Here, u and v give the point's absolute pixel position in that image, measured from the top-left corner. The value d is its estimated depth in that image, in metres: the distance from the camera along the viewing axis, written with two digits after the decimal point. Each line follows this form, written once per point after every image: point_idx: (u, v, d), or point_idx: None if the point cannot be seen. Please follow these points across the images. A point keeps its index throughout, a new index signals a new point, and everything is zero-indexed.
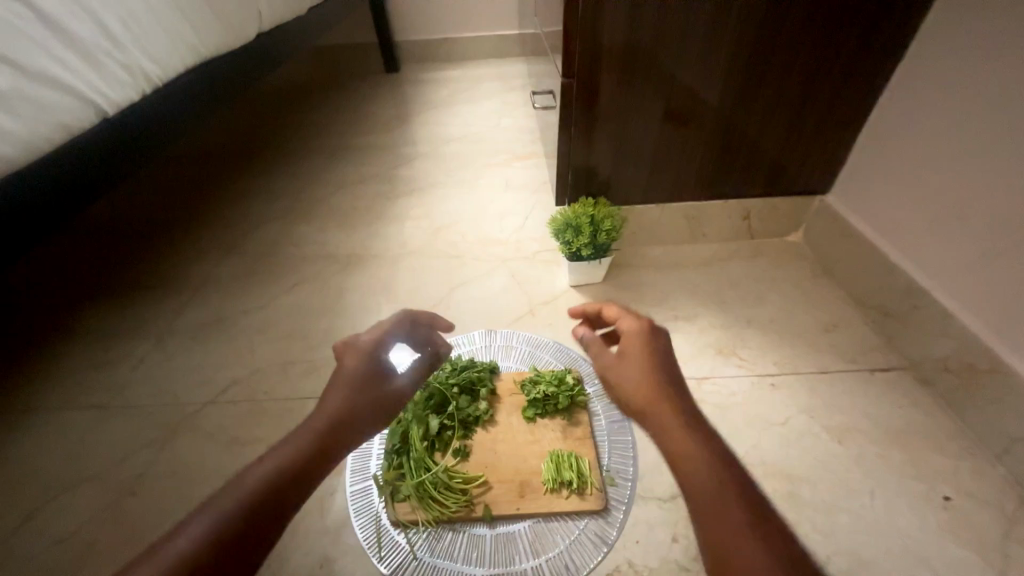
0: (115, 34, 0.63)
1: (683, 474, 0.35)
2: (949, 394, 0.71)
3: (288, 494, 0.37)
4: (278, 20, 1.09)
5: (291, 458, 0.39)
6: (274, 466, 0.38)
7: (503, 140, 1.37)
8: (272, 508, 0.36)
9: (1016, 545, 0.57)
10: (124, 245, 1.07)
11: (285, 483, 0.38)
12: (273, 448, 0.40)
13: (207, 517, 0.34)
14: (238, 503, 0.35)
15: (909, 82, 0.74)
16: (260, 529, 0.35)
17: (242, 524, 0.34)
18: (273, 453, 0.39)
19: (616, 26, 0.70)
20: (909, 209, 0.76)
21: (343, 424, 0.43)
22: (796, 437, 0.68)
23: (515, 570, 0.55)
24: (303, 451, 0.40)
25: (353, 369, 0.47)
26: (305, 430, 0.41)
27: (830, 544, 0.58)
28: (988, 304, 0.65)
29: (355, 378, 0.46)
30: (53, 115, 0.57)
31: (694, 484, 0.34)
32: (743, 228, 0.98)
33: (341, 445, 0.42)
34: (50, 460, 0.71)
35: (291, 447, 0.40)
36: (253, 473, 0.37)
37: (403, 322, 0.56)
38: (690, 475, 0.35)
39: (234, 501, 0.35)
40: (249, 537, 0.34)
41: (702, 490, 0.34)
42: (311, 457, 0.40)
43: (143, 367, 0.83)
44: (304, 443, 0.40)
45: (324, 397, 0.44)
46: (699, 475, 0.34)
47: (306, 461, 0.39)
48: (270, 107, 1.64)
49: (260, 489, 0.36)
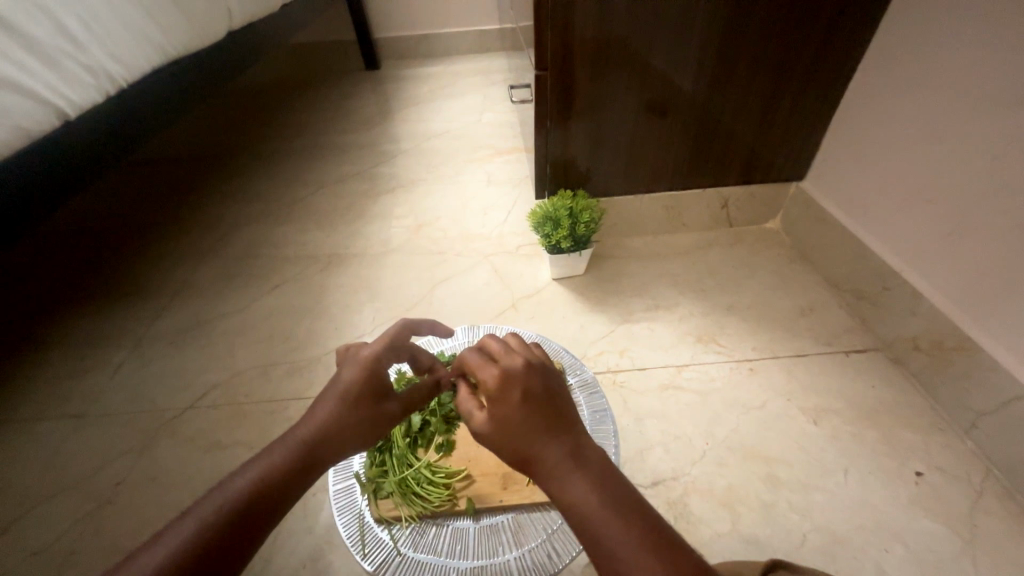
0: (75, 34, 0.62)
1: (589, 531, 0.33)
2: (921, 373, 0.72)
3: (264, 509, 0.37)
4: (251, 18, 1.07)
5: (271, 472, 0.38)
6: (253, 480, 0.38)
7: (485, 135, 1.37)
8: (247, 522, 0.36)
9: (983, 516, 0.59)
10: (98, 251, 1.06)
11: (262, 499, 0.37)
12: (259, 456, 0.40)
13: (180, 529, 0.34)
14: (211, 517, 0.35)
15: (876, 67, 0.75)
16: (231, 546, 0.34)
17: (213, 539, 0.34)
18: (257, 461, 0.39)
19: (587, 18, 0.70)
20: (880, 191, 0.77)
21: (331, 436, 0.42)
22: (773, 420, 0.69)
23: (499, 561, 0.56)
24: (284, 464, 0.39)
25: (351, 381, 0.44)
26: (289, 441, 0.41)
27: (807, 521, 0.60)
28: (955, 283, 0.67)
29: (351, 387, 0.44)
30: (12, 118, 0.55)
31: (601, 537, 0.33)
32: (722, 216, 0.99)
33: (323, 458, 0.41)
34: (27, 471, 0.69)
35: (272, 460, 0.39)
36: (231, 486, 0.37)
37: (406, 330, 0.53)
38: (597, 528, 0.33)
39: (208, 513, 0.35)
40: (219, 554, 0.34)
41: (610, 541, 0.32)
42: (294, 469, 0.39)
43: (120, 374, 0.81)
44: (287, 455, 0.40)
45: (314, 405, 0.43)
46: (604, 524, 0.33)
47: (285, 475, 0.39)
48: (247, 107, 1.62)
49: (238, 499, 0.36)
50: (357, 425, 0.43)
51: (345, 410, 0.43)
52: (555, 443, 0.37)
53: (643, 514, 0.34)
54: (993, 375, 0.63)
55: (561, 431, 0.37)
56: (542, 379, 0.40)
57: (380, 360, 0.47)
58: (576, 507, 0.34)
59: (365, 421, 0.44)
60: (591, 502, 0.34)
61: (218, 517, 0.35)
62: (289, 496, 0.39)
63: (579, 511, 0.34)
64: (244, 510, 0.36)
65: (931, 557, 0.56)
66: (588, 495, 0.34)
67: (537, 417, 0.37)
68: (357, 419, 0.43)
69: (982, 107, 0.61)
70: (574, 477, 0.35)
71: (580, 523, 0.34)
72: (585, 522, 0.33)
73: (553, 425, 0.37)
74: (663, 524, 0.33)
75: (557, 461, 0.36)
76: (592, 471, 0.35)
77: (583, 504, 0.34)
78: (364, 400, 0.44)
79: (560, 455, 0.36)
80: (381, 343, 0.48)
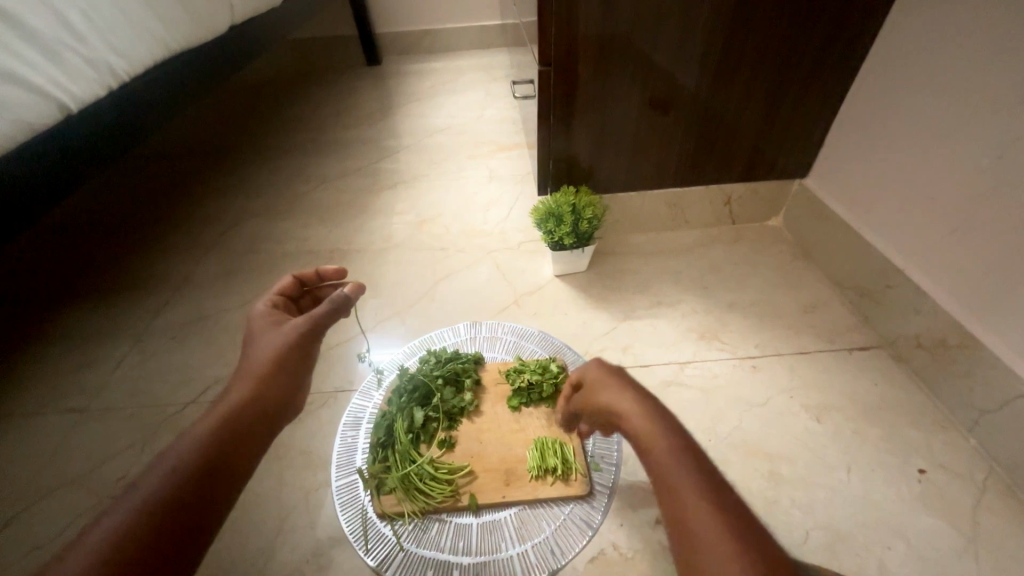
0: (75, 27, 0.61)
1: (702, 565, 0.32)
2: (922, 370, 0.72)
3: (231, 465, 0.42)
4: (252, 13, 1.07)
5: (229, 424, 0.45)
6: (207, 439, 0.42)
7: (486, 131, 1.36)
8: (218, 476, 0.41)
9: (984, 513, 0.59)
10: (100, 245, 1.05)
11: (198, 479, 0.40)
12: (180, 439, 0.42)
13: (143, 488, 0.38)
14: (152, 499, 0.38)
15: (880, 65, 0.74)
16: (179, 524, 0.37)
17: (161, 518, 0.37)
18: (180, 444, 0.42)
19: (590, 15, 0.69)
20: (884, 188, 0.77)
21: (265, 406, 0.48)
22: (776, 416, 0.69)
23: (502, 556, 0.56)
24: (233, 428, 0.45)
25: (257, 319, 0.57)
26: (228, 407, 0.46)
27: (810, 519, 0.59)
28: (960, 280, 0.66)
29: (249, 350, 0.53)
30: (15, 111, 0.55)
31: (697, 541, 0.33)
32: (724, 214, 0.99)
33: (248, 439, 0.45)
34: (29, 466, 0.69)
35: (193, 444, 0.42)
36: (183, 450, 0.41)
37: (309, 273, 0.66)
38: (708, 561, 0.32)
39: (171, 470, 0.39)
40: (171, 534, 0.37)
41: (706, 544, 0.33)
42: (220, 449, 0.43)
43: (121, 369, 0.81)
44: (208, 437, 0.43)
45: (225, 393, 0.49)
46: (704, 532, 0.33)
47: (215, 458, 0.42)
48: (249, 102, 1.61)
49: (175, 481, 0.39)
50: (274, 387, 0.50)
51: (263, 384, 0.49)
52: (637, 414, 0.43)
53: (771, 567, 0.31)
54: (996, 373, 0.63)
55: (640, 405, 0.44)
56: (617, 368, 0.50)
57: (276, 311, 0.58)
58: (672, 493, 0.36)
59: (285, 374, 0.51)
60: (699, 514, 0.34)
61: (181, 474, 0.40)
62: (225, 472, 0.42)
63: (674, 496, 0.36)
64: (188, 495, 0.39)
65: (933, 554, 0.56)
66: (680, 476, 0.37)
67: (626, 386, 0.46)
68: (283, 371, 0.51)
69: (988, 104, 0.60)
70: (664, 448, 0.39)
71: (675, 513, 0.36)
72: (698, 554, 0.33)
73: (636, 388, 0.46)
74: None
75: (647, 429, 0.41)
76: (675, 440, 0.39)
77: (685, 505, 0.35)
78: (270, 334, 0.54)
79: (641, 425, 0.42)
80: (277, 294, 0.61)
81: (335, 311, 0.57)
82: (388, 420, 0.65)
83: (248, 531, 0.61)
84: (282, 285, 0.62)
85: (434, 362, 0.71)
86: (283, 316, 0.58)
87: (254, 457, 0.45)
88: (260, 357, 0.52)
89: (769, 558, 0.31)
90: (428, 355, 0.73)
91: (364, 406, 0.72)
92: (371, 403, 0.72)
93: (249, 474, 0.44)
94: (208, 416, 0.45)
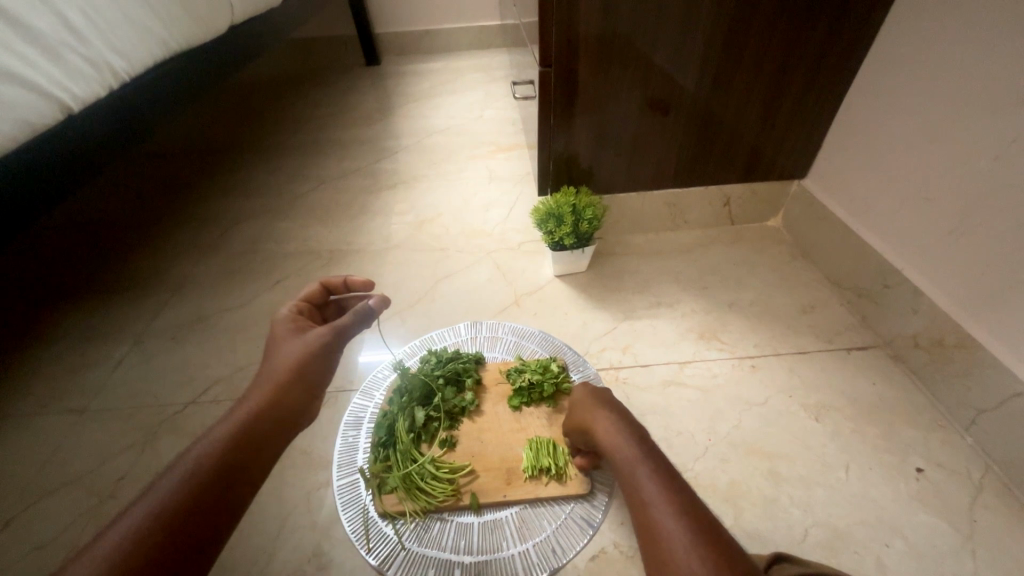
0: (75, 26, 0.61)
1: (653, 533, 0.39)
2: (920, 369, 0.73)
3: (248, 470, 0.44)
4: (253, 13, 1.07)
5: (243, 427, 0.46)
6: (223, 442, 0.44)
7: (486, 133, 1.36)
8: (235, 480, 0.42)
9: (982, 511, 0.60)
10: (97, 245, 1.05)
11: (211, 482, 0.41)
12: (195, 442, 0.43)
13: (161, 491, 0.39)
14: (167, 501, 0.38)
15: (879, 68, 0.75)
16: (189, 528, 0.38)
17: (175, 520, 0.38)
18: (196, 445, 0.43)
19: (592, 15, 0.69)
20: (882, 189, 0.77)
21: (279, 413, 0.49)
22: (775, 416, 0.70)
23: (504, 555, 0.56)
24: (249, 432, 0.46)
25: (281, 325, 0.57)
26: (245, 412, 0.47)
27: (809, 517, 0.60)
28: (958, 281, 0.67)
29: (270, 357, 0.53)
30: (17, 110, 0.55)
31: (666, 551, 0.37)
32: (723, 214, 0.99)
33: (260, 446, 0.46)
34: (27, 468, 0.69)
35: (206, 448, 0.43)
36: (199, 451, 0.42)
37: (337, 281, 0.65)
38: (657, 528, 0.38)
39: (189, 472, 0.41)
40: (184, 537, 0.37)
41: (674, 550, 0.37)
42: (232, 451, 0.43)
43: (120, 370, 0.81)
44: (222, 441, 0.44)
45: (243, 398, 0.50)
46: (673, 541, 0.37)
47: (227, 462, 0.43)
48: (248, 102, 1.61)
49: (188, 481, 0.40)
50: (293, 394, 0.51)
51: (277, 391, 0.50)
52: (614, 420, 0.50)
53: (709, 526, 0.38)
54: (992, 372, 0.63)
55: (615, 414, 0.51)
56: (598, 391, 0.57)
57: (299, 318, 0.58)
58: (647, 508, 0.40)
59: (302, 383, 0.52)
60: (669, 525, 0.38)
61: (200, 475, 0.41)
62: (239, 476, 0.43)
63: (647, 511, 0.40)
64: (201, 496, 0.40)
65: (932, 552, 0.56)
66: (655, 493, 0.41)
67: (608, 404, 0.53)
68: (301, 380, 0.52)
69: (984, 104, 0.61)
70: (643, 470, 0.43)
71: (646, 524, 0.39)
72: (651, 524, 0.39)
73: (622, 418, 0.51)
74: (720, 529, 0.37)
75: (629, 455, 0.45)
76: (640, 442, 0.47)
77: (656, 518, 0.39)
78: (291, 342, 0.54)
79: (621, 429, 0.49)
80: (302, 301, 0.61)
81: (358, 323, 0.57)
82: (389, 419, 0.65)
83: (251, 530, 0.61)
84: (308, 292, 0.62)
85: (435, 361, 0.71)
86: (305, 323, 0.58)
87: (269, 460, 0.47)
88: (280, 365, 0.52)
89: (704, 518, 0.38)
90: (429, 354, 0.73)
91: (365, 406, 0.72)
92: (372, 403, 0.72)
93: (264, 476, 0.45)
94: (227, 419, 0.46)
